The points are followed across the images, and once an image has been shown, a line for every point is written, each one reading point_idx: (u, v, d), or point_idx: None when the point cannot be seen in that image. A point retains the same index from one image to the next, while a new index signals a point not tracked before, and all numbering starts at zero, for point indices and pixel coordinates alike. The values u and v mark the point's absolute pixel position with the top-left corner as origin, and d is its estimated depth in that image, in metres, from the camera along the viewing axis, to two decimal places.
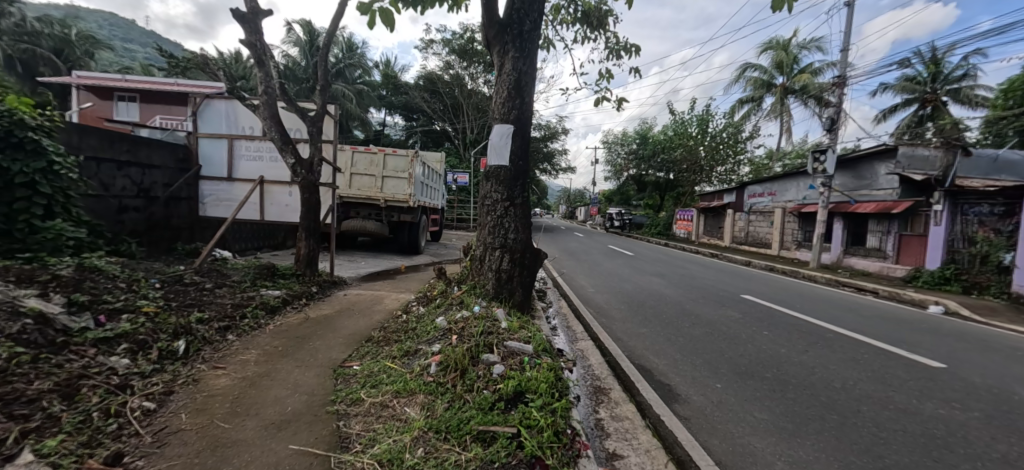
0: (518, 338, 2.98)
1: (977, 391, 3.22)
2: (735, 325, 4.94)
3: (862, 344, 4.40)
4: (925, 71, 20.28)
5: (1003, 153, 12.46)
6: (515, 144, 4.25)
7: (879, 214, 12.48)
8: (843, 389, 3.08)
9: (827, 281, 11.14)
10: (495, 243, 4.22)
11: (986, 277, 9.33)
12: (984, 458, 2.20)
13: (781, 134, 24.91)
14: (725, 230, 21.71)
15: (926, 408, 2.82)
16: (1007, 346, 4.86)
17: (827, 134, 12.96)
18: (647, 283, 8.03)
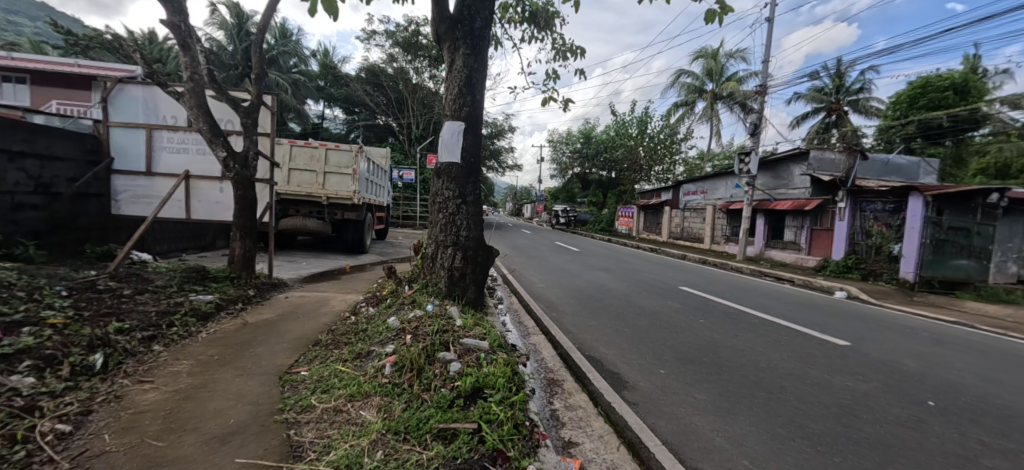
0: (473, 335, 3.00)
1: (875, 364, 3.73)
2: (673, 314, 5.32)
3: (783, 327, 4.91)
4: (830, 83, 22.80)
5: (892, 157, 14.36)
6: (466, 141, 4.23)
7: (794, 210, 13.90)
8: (769, 369, 3.43)
9: (752, 271, 12.23)
10: (447, 241, 4.19)
11: (880, 265, 10.71)
12: (881, 420, 2.57)
13: (711, 136, 26.85)
14: (662, 225, 23.10)
15: (835, 381, 3.23)
16: (897, 324, 5.64)
17: (751, 138, 14.18)
18: (595, 277, 8.35)
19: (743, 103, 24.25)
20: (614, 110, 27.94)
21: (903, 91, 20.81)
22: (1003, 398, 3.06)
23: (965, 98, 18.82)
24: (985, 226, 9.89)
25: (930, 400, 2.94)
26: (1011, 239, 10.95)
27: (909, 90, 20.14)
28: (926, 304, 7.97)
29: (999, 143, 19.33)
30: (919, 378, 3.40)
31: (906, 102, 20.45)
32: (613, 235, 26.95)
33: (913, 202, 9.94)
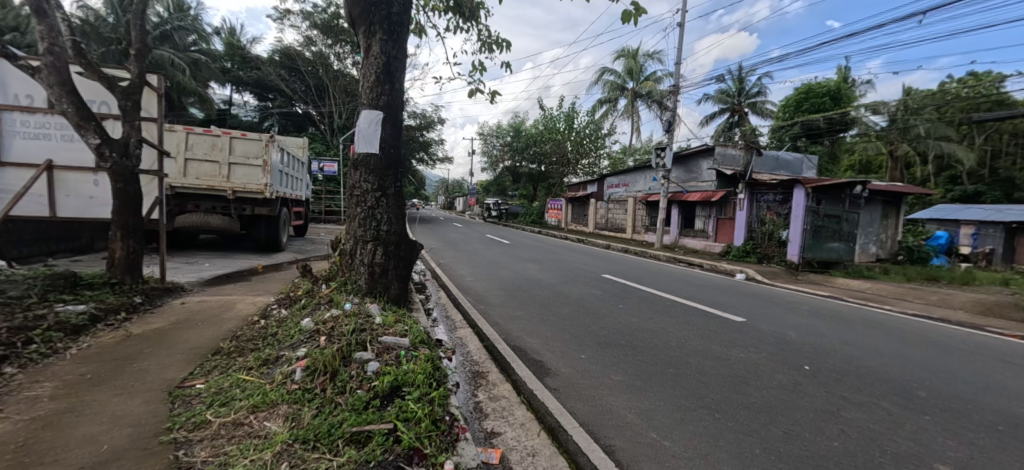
0: (393, 332, 2.91)
1: (765, 336, 4.22)
2: (596, 301, 5.59)
3: (691, 308, 5.37)
4: (733, 87, 25.24)
5: (781, 154, 16.29)
6: (385, 131, 4.06)
7: (703, 201, 15.24)
8: (677, 347, 3.74)
9: (668, 258, 13.25)
10: (367, 236, 4.00)
11: (772, 249, 12.12)
12: (768, 386, 2.91)
13: (632, 132, 28.50)
14: (588, 217, 24.16)
15: (732, 354, 3.60)
16: (783, 301, 6.44)
17: (666, 134, 15.27)
18: (523, 269, 8.52)
19: (659, 101, 26.01)
20: (543, 104, 28.55)
21: (790, 96, 23.65)
22: (859, 358, 3.64)
23: (837, 104, 21.89)
24: (852, 214, 11.61)
25: (806, 365, 3.40)
26: (871, 225, 13.00)
27: (797, 95, 22.97)
28: (806, 282, 9.21)
29: (862, 143, 22.79)
30: (797, 346, 3.92)
31: (793, 105, 23.29)
32: (544, 227, 27.67)
33: (797, 194, 11.36)
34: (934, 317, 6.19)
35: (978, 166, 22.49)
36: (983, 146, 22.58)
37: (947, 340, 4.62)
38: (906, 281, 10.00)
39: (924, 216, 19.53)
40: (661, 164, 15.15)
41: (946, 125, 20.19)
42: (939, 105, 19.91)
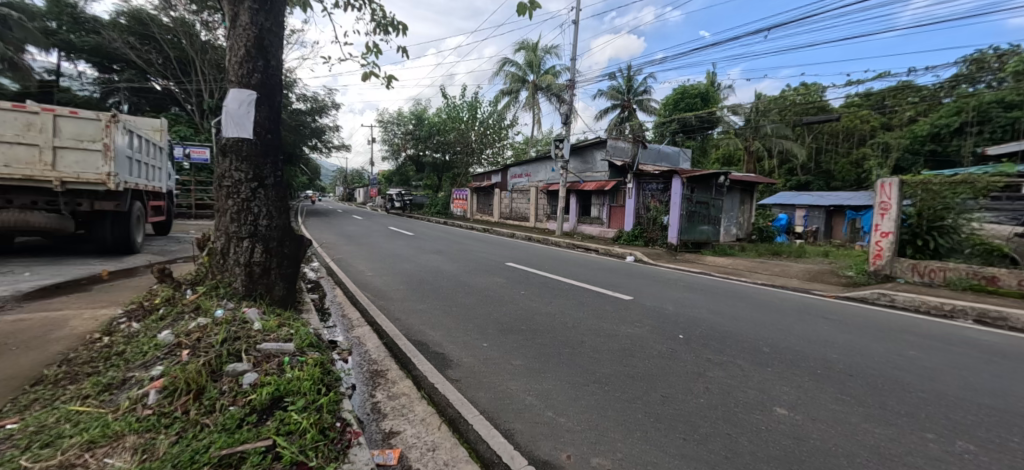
0: (276, 339, 2.67)
1: (648, 311, 4.73)
2: (500, 289, 5.72)
3: (586, 290, 5.79)
4: (623, 84, 27.42)
5: (662, 147, 18.22)
6: (259, 115, 3.64)
7: (597, 190, 16.44)
8: (574, 328, 4.00)
9: (568, 244, 14.08)
10: (242, 232, 3.58)
11: (655, 233, 13.59)
12: (648, 356, 3.27)
13: (534, 124, 29.48)
14: (493, 206, 24.49)
15: (620, 330, 3.97)
16: (664, 279, 7.28)
17: (564, 127, 16.10)
18: (428, 260, 8.37)
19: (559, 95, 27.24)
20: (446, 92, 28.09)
21: (670, 95, 26.56)
22: (720, 324, 4.28)
23: (706, 104, 25.14)
24: (717, 200, 13.54)
25: (680, 334, 3.89)
26: (732, 210, 15.28)
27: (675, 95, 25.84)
28: (682, 261, 10.51)
29: (725, 140, 26.53)
30: (673, 318, 4.46)
31: (672, 104, 26.14)
32: (450, 218, 27.39)
33: (675, 183, 12.86)
34: (774, 285, 7.52)
35: (807, 161, 27.69)
36: (811, 144, 27.75)
37: (783, 303, 5.65)
38: (757, 256, 11.98)
39: (770, 201, 23.48)
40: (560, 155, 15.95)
41: (785, 126, 24.38)
42: (780, 109, 24.02)
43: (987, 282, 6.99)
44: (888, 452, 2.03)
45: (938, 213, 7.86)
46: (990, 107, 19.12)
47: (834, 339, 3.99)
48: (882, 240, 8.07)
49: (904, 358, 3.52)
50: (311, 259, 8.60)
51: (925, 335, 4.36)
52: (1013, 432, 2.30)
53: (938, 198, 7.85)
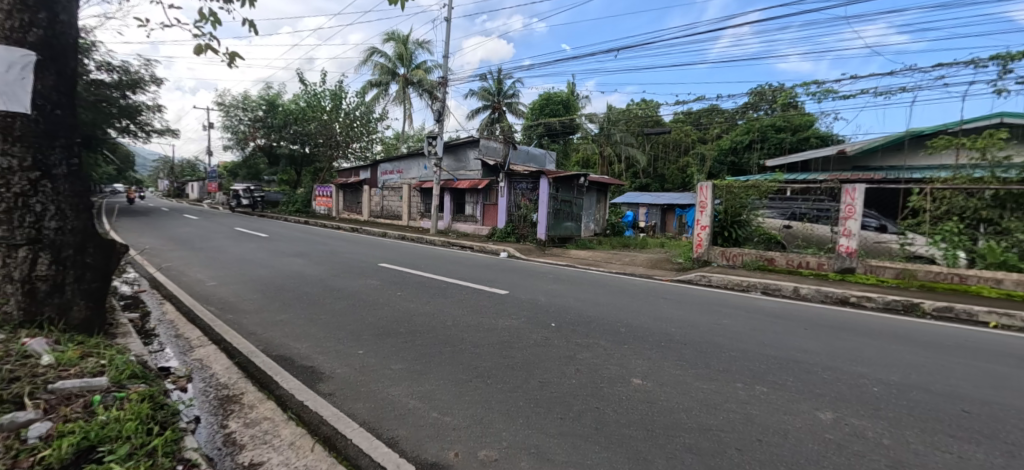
0: (77, 377, 2.09)
1: (523, 303, 5.02)
2: (374, 292, 5.40)
3: (464, 287, 5.86)
4: (493, 86, 28.41)
5: (530, 149, 19.42)
6: (42, 84, 2.84)
7: (471, 189, 16.72)
8: (454, 325, 4.02)
9: (442, 242, 14.05)
10: (15, 238, 2.75)
11: (526, 229, 14.48)
12: (527, 346, 3.46)
13: (405, 119, 28.54)
14: (362, 204, 22.89)
15: (499, 323, 4.13)
16: (535, 272, 7.80)
17: (438, 124, 15.99)
18: (286, 264, 7.45)
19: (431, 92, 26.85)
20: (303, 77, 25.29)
21: (537, 100, 28.84)
22: (585, 310, 4.78)
23: (567, 111, 27.79)
24: (578, 199, 15.10)
25: (552, 322, 4.22)
26: (590, 208, 17.16)
27: (541, 101, 27.93)
28: (550, 255, 11.41)
29: (583, 145, 29.60)
30: (546, 308, 4.81)
31: (538, 109, 28.11)
32: (311, 217, 24.69)
33: (542, 182, 13.88)
34: (625, 273, 8.71)
35: (647, 167, 32.68)
36: (650, 152, 32.79)
37: (632, 288, 6.58)
38: (611, 248, 13.71)
39: (620, 200, 27.02)
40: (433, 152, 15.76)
41: (630, 135, 28.35)
42: (625, 121, 27.82)
43: (768, 262, 9.25)
44: (711, 401, 2.55)
45: (737, 210, 9.99)
46: (765, 130, 25.28)
47: (669, 315, 4.82)
48: (701, 232, 10.09)
49: (718, 325, 4.45)
50: (122, 270, 6.87)
51: (730, 306, 5.58)
52: (784, 373, 3.11)
53: (738, 199, 10.02)
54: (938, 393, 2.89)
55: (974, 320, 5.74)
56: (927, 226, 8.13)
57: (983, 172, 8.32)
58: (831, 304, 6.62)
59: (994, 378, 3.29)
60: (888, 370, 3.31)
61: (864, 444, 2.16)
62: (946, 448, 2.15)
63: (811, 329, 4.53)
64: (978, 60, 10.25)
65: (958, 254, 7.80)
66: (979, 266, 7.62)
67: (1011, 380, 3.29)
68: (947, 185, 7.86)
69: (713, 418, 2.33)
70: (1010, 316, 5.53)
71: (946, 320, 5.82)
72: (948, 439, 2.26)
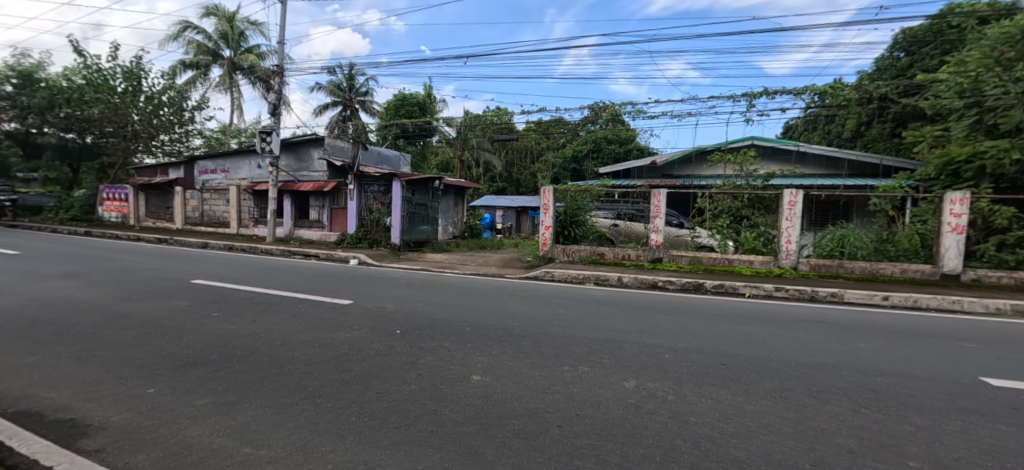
0: None
1: (368, 312, 4.80)
2: (180, 315, 4.47)
3: (301, 301, 5.31)
4: (344, 81, 26.60)
5: (383, 150, 18.65)
6: None
7: (315, 191, 15.38)
8: (283, 344, 3.59)
9: (281, 251, 12.62)
10: None
11: (379, 234, 13.90)
12: (367, 358, 3.29)
13: (233, 110, 24.81)
14: (174, 210, 19.04)
15: (338, 336, 3.84)
16: (386, 278, 7.53)
17: (273, 118, 14.52)
18: (42, 289, 5.67)
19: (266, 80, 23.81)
20: (80, 47, 19.80)
21: (391, 101, 28.70)
22: (432, 314, 4.78)
23: (423, 114, 28.28)
24: (434, 202, 15.10)
25: (397, 330, 4.11)
26: (447, 211, 17.39)
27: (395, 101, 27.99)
28: (404, 259, 11.17)
29: (441, 148, 29.93)
30: (392, 315, 4.67)
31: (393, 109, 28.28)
32: (96, 226, 19.48)
33: (396, 185, 13.51)
34: (477, 273, 9.03)
35: (503, 171, 34.58)
36: (505, 157, 34.80)
37: (481, 288, 6.87)
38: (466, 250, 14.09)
39: (478, 202, 27.93)
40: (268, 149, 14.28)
41: (486, 140, 29.69)
42: (481, 126, 29.07)
43: (599, 256, 10.66)
44: (541, 386, 2.80)
45: (575, 211, 11.26)
46: (599, 141, 29.31)
47: (513, 311, 5.15)
48: (546, 232, 11.10)
49: (554, 316, 4.93)
50: None
51: (566, 297, 6.27)
52: (602, 352, 3.59)
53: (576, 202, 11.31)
54: (708, 352, 3.71)
55: (736, 292, 7.64)
56: (708, 222, 10.33)
57: (742, 181, 10.98)
58: (644, 289, 7.98)
59: (740, 335, 4.39)
60: (676, 338, 4.12)
61: (655, 403, 2.62)
62: (707, 395, 2.77)
63: (626, 311, 5.38)
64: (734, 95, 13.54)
65: (728, 243, 10.17)
66: (740, 251, 10.08)
67: (750, 335, 4.43)
68: (721, 190, 10.20)
69: (541, 401, 2.56)
70: (757, 287, 7.56)
71: (721, 294, 7.62)
72: (709, 388, 2.90)
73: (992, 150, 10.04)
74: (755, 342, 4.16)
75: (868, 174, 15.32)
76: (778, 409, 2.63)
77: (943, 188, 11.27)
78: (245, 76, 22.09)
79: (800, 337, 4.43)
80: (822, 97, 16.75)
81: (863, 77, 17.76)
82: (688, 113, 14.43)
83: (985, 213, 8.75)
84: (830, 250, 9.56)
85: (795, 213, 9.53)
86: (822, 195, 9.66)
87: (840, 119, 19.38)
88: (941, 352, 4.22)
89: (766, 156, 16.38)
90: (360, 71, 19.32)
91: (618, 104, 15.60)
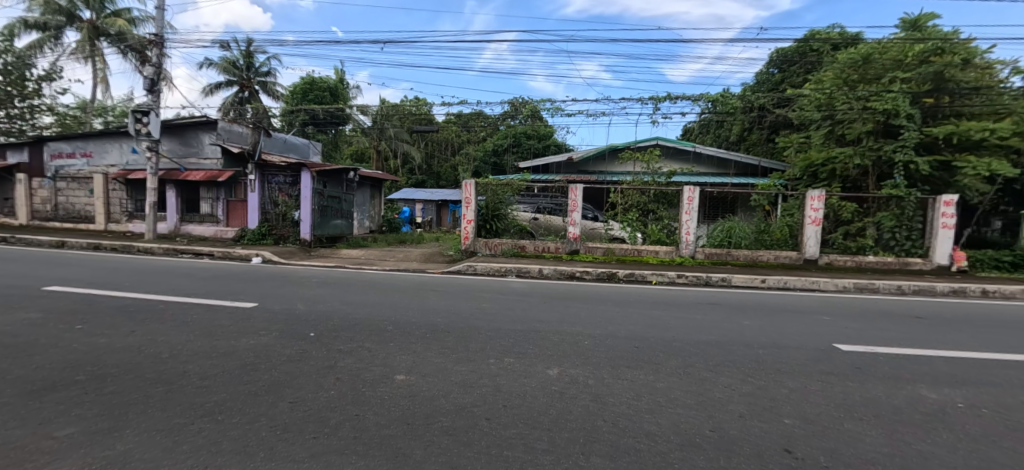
0: None
1: (275, 315, 4.39)
2: (25, 331, 3.68)
3: (192, 306, 4.70)
4: (240, 59, 23.84)
5: (290, 138, 17.10)
6: None
7: (207, 182, 13.65)
8: (171, 357, 3.14)
9: (165, 250, 11.02)
10: None
11: (286, 230, 12.80)
12: (276, 365, 3.02)
13: (95, 83, 20.95)
14: (14, 202, 15.61)
15: (241, 344, 3.47)
16: (295, 278, 6.93)
17: (150, 96, 12.57)
18: None
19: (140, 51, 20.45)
20: None
21: (297, 84, 26.36)
22: (350, 314, 4.53)
23: (334, 99, 26.45)
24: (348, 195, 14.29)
25: (310, 333, 3.82)
26: (363, 205, 16.54)
27: (303, 84, 25.84)
28: (316, 256, 10.41)
29: (355, 137, 28.33)
30: (304, 317, 4.34)
31: (300, 93, 26.12)
32: None
33: (305, 177, 12.53)
34: (397, 269, 8.72)
35: (422, 163, 33.64)
36: (425, 149, 33.98)
37: (401, 284, 6.66)
38: (385, 245, 13.55)
39: (396, 196, 26.91)
40: (144, 132, 12.37)
41: (404, 131, 28.66)
42: (399, 116, 28.03)
43: (520, 249, 10.94)
44: (468, 381, 2.81)
45: (496, 205, 11.39)
46: (519, 136, 29.94)
47: (436, 306, 5.08)
48: (467, 225, 11.10)
49: (478, 310, 4.97)
50: None
51: (489, 290, 6.34)
52: (526, 343, 3.71)
53: (498, 196, 11.44)
54: (622, 337, 4.01)
55: (644, 280, 8.35)
56: (620, 216, 11.11)
57: (649, 178, 11.99)
58: (563, 279, 8.37)
59: (648, 319, 4.82)
60: (594, 325, 4.39)
61: (577, 388, 2.77)
62: (622, 377, 3.00)
63: (547, 302, 5.59)
64: (642, 98, 14.65)
65: (637, 235, 11.06)
66: (648, 242, 11.03)
67: (656, 319, 4.88)
68: (631, 186, 11.02)
69: (468, 396, 2.56)
70: (662, 275, 8.33)
71: (631, 282, 8.28)
72: (624, 370, 3.15)
73: (840, 156, 12.18)
74: (661, 325, 4.59)
75: (749, 174, 17.61)
76: (682, 384, 2.94)
77: (806, 187, 13.44)
78: (111, 44, 18.75)
79: (697, 318, 4.99)
80: (716, 104, 18.86)
81: (746, 88, 20.35)
82: (600, 113, 15.34)
83: (835, 208, 10.62)
84: (720, 240, 10.85)
85: (693, 208, 10.65)
86: (715, 192, 10.92)
87: (727, 124, 22.04)
88: (802, 324, 5.05)
89: (668, 155, 18.00)
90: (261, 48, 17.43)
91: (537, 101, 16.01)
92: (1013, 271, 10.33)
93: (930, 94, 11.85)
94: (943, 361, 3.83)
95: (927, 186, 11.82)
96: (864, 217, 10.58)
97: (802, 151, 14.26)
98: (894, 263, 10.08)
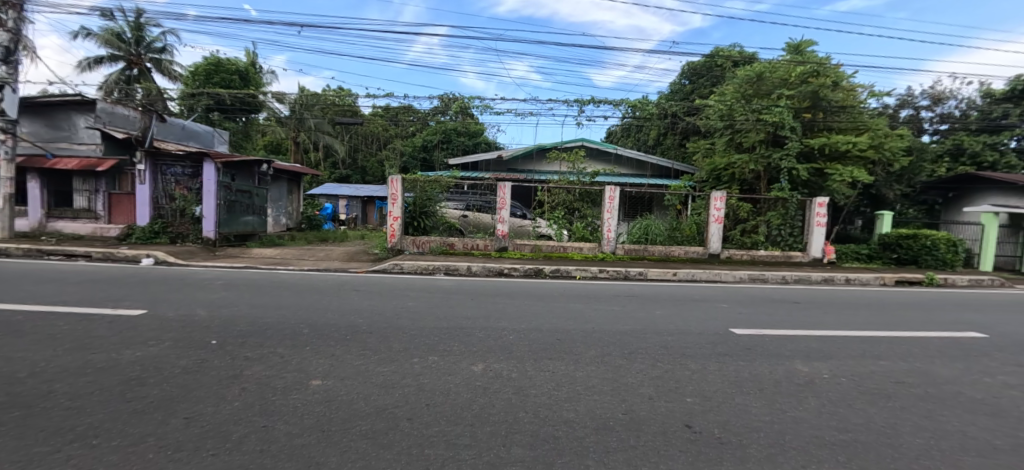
0: None
1: (168, 323, 3.94)
2: None
3: (60, 316, 4.04)
4: (127, 31, 20.83)
5: (189, 124, 15.29)
6: None
7: (83, 171, 11.80)
8: (30, 377, 2.69)
9: (26, 251, 9.32)
10: None
11: (185, 227, 11.47)
12: (169, 378, 2.72)
13: None
14: None
15: (124, 357, 3.06)
16: (193, 280, 6.25)
17: (4, 67, 10.53)
18: None
19: None
20: None
21: (199, 64, 23.65)
22: (259, 318, 4.20)
23: (245, 84, 24.13)
24: (260, 189, 13.13)
25: (212, 340, 3.49)
26: (279, 200, 15.33)
27: (206, 64, 23.26)
28: (222, 256, 9.47)
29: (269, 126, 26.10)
30: (204, 324, 3.94)
31: (204, 75, 23.51)
32: None
33: (207, 168, 11.31)
34: (316, 269, 8.22)
35: (346, 156, 31.91)
36: (349, 142, 32.27)
37: (320, 284, 6.29)
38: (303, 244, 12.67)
39: (318, 190, 25.29)
40: None
41: (326, 122, 27.00)
42: (321, 106, 26.34)
43: (449, 246, 10.87)
44: (389, 382, 2.75)
45: (424, 202, 11.17)
46: (449, 133, 29.65)
47: (358, 306, 4.88)
48: (394, 223, 10.81)
49: (402, 308, 4.86)
50: None
51: (416, 289, 6.23)
52: (452, 340, 3.71)
53: (426, 193, 11.24)
54: (544, 330, 4.16)
55: (569, 275, 8.74)
56: (547, 214, 11.46)
57: (574, 177, 12.50)
58: (491, 276, 8.48)
59: (569, 312, 5.05)
60: (518, 320, 4.51)
61: (500, 382, 2.84)
62: (544, 368, 3.13)
63: (474, 298, 5.64)
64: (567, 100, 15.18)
65: (563, 232, 11.49)
66: (573, 239, 11.53)
67: (577, 312, 5.13)
68: (557, 185, 11.42)
69: (389, 397, 2.52)
70: (585, 270, 8.76)
71: (557, 278, 8.61)
72: (545, 362, 3.28)
73: (739, 162, 13.70)
74: (580, 317, 4.83)
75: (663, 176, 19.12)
76: (598, 371, 3.15)
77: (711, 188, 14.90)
78: None
79: (613, 310, 5.33)
80: (636, 110, 20.13)
81: (662, 96, 21.96)
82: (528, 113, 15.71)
83: (734, 208, 11.88)
84: (638, 236, 11.67)
85: (614, 206, 11.32)
86: (634, 191, 11.72)
87: (645, 129, 23.66)
88: (702, 312, 5.62)
89: (593, 156, 18.91)
90: (152, 20, 15.34)
91: (467, 98, 15.93)
92: (868, 262, 12.34)
93: (809, 109, 13.73)
94: (812, 339, 4.50)
95: (807, 189, 13.69)
96: (757, 216, 11.93)
97: (708, 156, 15.78)
98: (780, 256, 11.58)
